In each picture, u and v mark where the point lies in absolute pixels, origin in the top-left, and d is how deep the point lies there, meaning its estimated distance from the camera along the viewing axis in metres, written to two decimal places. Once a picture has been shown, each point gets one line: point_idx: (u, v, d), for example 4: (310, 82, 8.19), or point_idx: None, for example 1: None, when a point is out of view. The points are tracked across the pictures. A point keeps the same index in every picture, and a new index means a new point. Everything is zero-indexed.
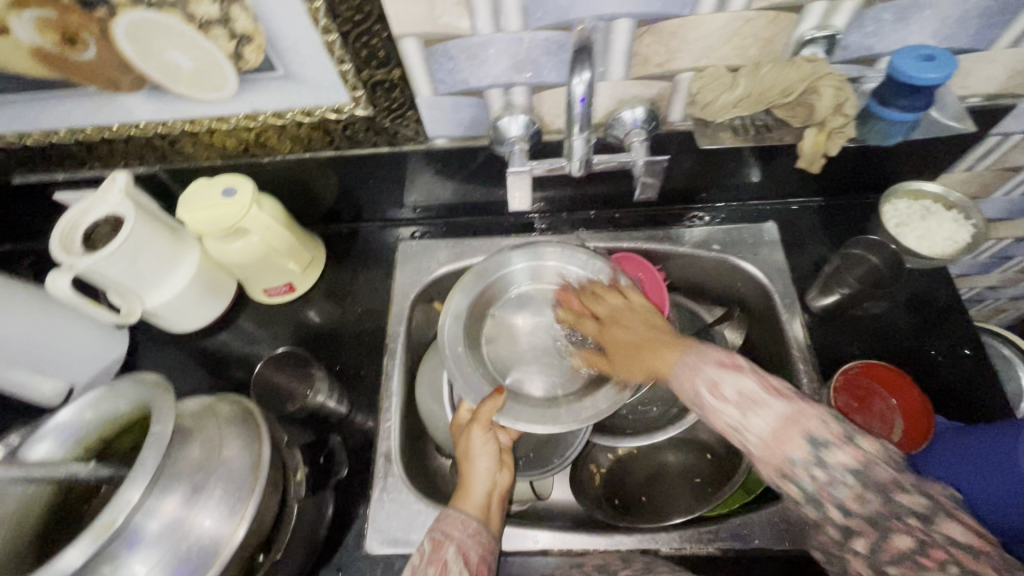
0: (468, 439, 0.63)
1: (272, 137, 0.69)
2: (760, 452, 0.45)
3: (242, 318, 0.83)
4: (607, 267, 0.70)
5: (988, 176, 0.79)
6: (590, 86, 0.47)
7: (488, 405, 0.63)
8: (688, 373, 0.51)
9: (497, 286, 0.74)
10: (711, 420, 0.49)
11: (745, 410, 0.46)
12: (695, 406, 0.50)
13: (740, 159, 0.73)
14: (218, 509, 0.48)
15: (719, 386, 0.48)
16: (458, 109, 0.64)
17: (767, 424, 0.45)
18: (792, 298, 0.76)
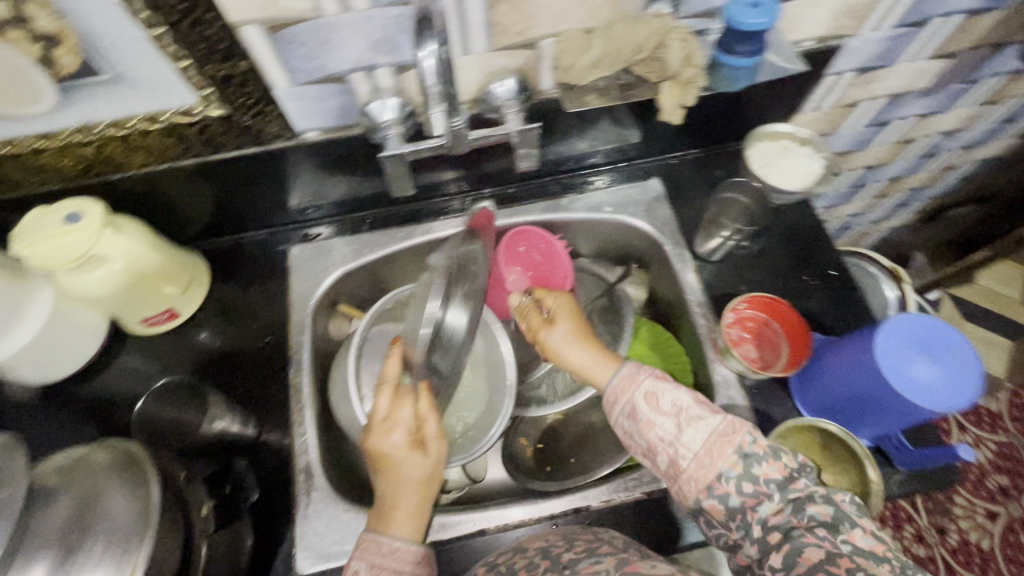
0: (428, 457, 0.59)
1: (117, 149, 0.62)
2: (694, 470, 0.52)
3: (121, 355, 0.75)
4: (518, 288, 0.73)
5: (833, 112, 0.88)
6: (440, 59, 0.46)
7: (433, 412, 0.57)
8: (626, 388, 0.57)
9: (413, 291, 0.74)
10: (644, 432, 0.55)
11: (679, 423, 0.53)
12: (631, 414, 0.56)
13: (617, 120, 0.75)
14: (104, 566, 0.43)
15: (656, 402, 0.55)
16: (322, 97, 0.61)
17: (699, 439, 0.52)
18: (682, 247, 0.80)
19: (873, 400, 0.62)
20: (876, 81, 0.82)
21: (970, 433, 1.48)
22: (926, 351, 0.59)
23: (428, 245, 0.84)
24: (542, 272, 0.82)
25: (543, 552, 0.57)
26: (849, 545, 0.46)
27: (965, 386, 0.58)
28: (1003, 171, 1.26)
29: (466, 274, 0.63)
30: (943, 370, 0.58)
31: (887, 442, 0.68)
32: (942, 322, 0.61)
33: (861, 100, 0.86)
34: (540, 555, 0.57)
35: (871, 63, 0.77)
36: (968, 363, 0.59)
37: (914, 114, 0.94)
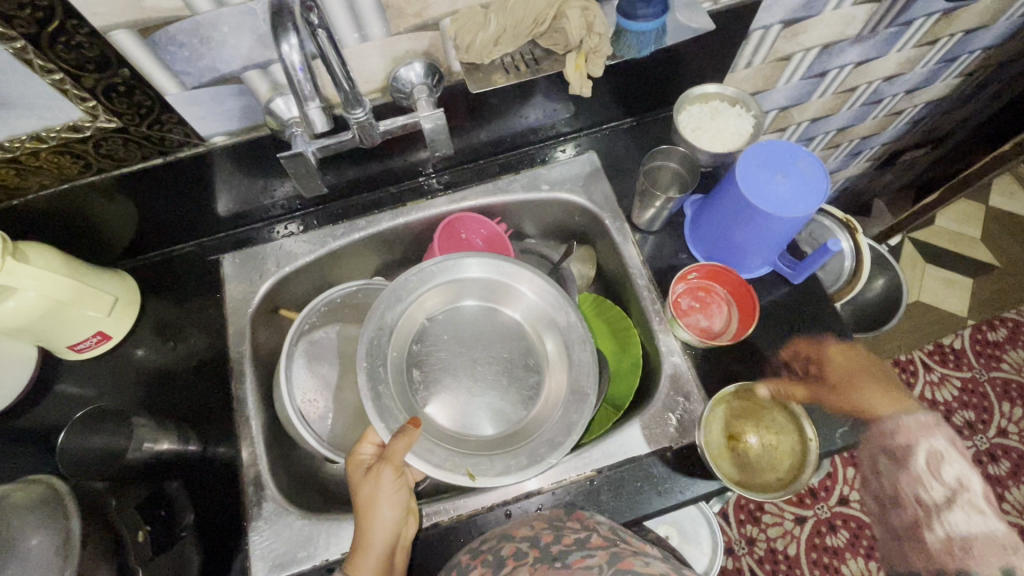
0: (375, 484, 0.61)
1: (10, 173, 0.59)
2: (938, 545, 0.53)
3: (54, 382, 0.73)
4: (561, 300, 0.71)
5: (767, 68, 0.86)
6: (305, 52, 0.45)
7: (400, 444, 0.61)
8: (913, 434, 0.63)
9: (447, 285, 0.72)
10: (903, 480, 0.60)
11: (949, 499, 0.55)
12: (897, 458, 0.63)
13: (542, 96, 0.73)
14: None
15: (939, 467, 0.58)
16: (220, 100, 0.58)
17: (966, 525, 0.53)
18: (621, 220, 0.79)
19: (746, 223, 0.66)
20: (804, 33, 0.81)
21: (936, 371, 1.51)
22: (780, 171, 0.64)
23: (366, 241, 0.82)
24: None
25: (530, 539, 0.58)
26: None
27: (817, 191, 0.63)
28: (950, 111, 1.26)
29: (395, 297, 0.70)
30: (798, 182, 0.63)
31: (782, 266, 0.74)
32: (787, 142, 0.66)
33: (793, 53, 0.85)
34: (527, 543, 0.58)
35: (795, 15, 0.76)
36: (811, 167, 0.64)
37: (850, 62, 0.93)
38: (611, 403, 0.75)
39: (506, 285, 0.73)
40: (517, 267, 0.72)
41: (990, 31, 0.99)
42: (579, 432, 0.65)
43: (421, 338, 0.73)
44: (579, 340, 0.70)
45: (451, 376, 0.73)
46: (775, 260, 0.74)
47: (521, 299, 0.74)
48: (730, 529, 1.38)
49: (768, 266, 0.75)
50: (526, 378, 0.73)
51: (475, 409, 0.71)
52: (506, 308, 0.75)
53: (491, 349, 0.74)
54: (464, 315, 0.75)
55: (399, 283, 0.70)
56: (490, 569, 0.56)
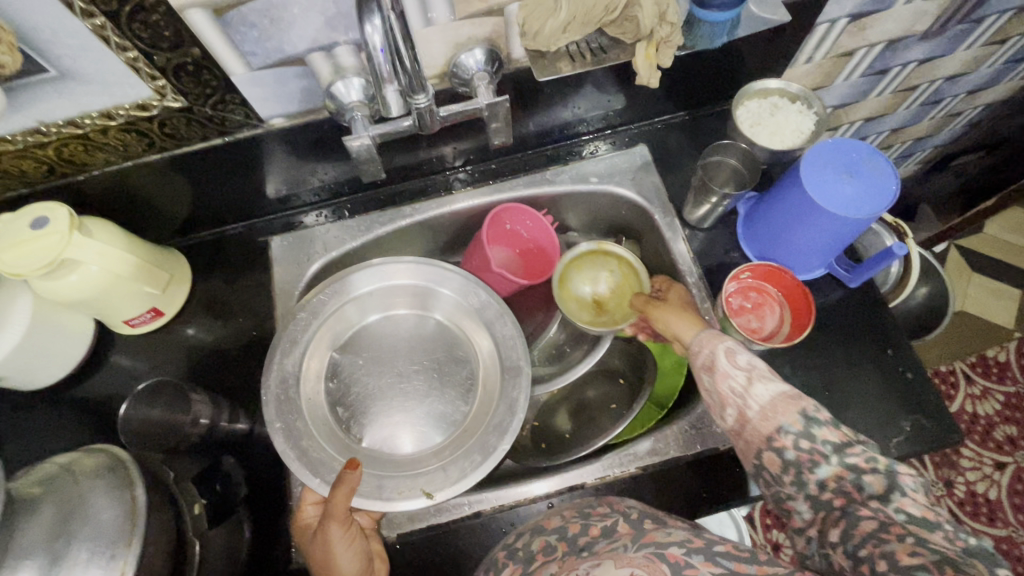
0: (325, 541, 0.57)
1: (78, 149, 0.60)
2: (758, 423, 0.51)
3: (108, 356, 0.75)
4: (469, 286, 0.73)
5: (828, 63, 0.84)
6: (386, 33, 0.45)
7: (342, 493, 0.56)
8: (705, 339, 0.57)
9: (341, 314, 0.73)
10: (717, 382, 0.54)
11: (750, 377, 0.53)
12: (708, 367, 0.56)
13: (598, 86, 0.72)
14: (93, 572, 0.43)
15: (733, 356, 0.55)
16: (283, 81, 0.58)
17: (769, 396, 0.51)
18: (671, 215, 0.78)
19: (805, 223, 0.65)
20: (870, 28, 0.78)
21: (978, 384, 1.48)
22: (845, 169, 0.62)
23: (412, 228, 0.82)
24: (532, 249, 0.82)
25: (560, 532, 0.57)
26: (903, 515, 0.44)
27: (884, 193, 0.61)
28: (1012, 114, 1.21)
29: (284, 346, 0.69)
30: (865, 183, 0.61)
31: (838, 269, 0.72)
32: (855, 141, 0.63)
33: (857, 48, 0.82)
34: (557, 535, 0.57)
35: (864, 8, 0.73)
36: (880, 168, 0.62)
37: (914, 59, 0.89)
38: (654, 399, 0.75)
39: (392, 288, 0.74)
40: (394, 266, 0.73)
41: None
42: (522, 410, 0.65)
43: (337, 372, 0.73)
44: (496, 316, 0.71)
45: (380, 400, 0.73)
46: (831, 263, 0.72)
47: (432, 297, 0.75)
48: (756, 534, 1.37)
49: (823, 269, 0.72)
50: (457, 371, 0.74)
51: (419, 421, 0.71)
52: (413, 314, 0.76)
53: (412, 364, 0.75)
54: (381, 340, 0.75)
55: (293, 324, 0.70)
56: (522, 565, 0.56)
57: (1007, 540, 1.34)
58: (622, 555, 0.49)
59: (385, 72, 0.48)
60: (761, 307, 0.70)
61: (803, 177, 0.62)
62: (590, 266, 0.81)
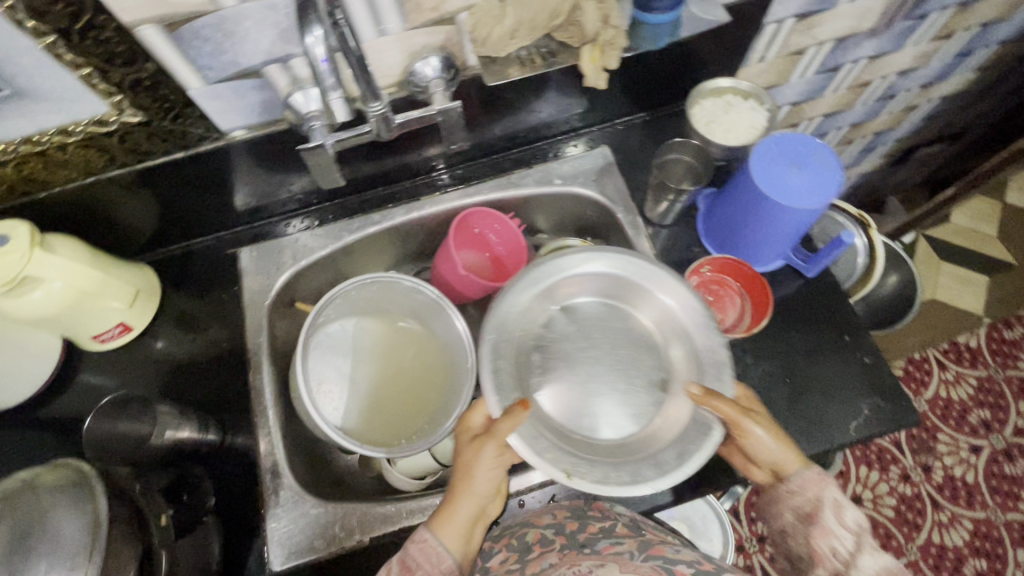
0: (475, 455, 0.56)
1: (39, 167, 0.61)
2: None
3: (77, 372, 0.75)
4: (700, 309, 0.60)
5: (781, 62, 0.86)
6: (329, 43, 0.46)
7: (507, 422, 0.54)
8: (812, 483, 0.54)
9: (593, 283, 0.64)
10: (816, 539, 0.51)
11: (858, 542, 0.50)
12: (807, 516, 0.53)
13: (557, 90, 0.74)
14: None
15: (842, 512, 0.52)
16: (242, 94, 0.59)
17: (876, 567, 0.47)
18: (634, 214, 0.80)
19: (760, 215, 0.66)
20: (818, 26, 0.81)
21: (950, 370, 1.50)
22: (795, 162, 0.64)
23: (380, 235, 0.83)
24: (501, 252, 0.82)
25: (555, 527, 0.60)
26: None
27: (830, 182, 0.63)
28: (967, 106, 1.25)
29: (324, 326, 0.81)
30: (812, 173, 0.63)
31: (796, 259, 0.74)
32: (802, 134, 0.66)
33: (808, 47, 0.85)
34: (552, 529, 0.60)
35: (810, 7, 0.76)
36: (826, 159, 0.64)
37: (865, 55, 0.93)
38: None
39: (626, 285, 0.63)
40: (641, 261, 0.62)
41: (1007, 25, 0.98)
42: (696, 464, 0.54)
43: (573, 317, 0.65)
44: (714, 364, 0.58)
45: (568, 378, 0.63)
46: (789, 254, 0.74)
47: (658, 306, 0.63)
48: (740, 527, 1.38)
49: (782, 259, 0.74)
50: (647, 368, 0.63)
51: (591, 414, 0.62)
52: (629, 312, 0.65)
53: (626, 344, 0.64)
54: (589, 310, 0.66)
55: (565, 262, 0.63)
56: (517, 553, 0.57)
57: (984, 521, 1.37)
58: (628, 560, 0.52)
59: (330, 81, 0.49)
60: (724, 297, 0.72)
61: (750, 171, 0.64)
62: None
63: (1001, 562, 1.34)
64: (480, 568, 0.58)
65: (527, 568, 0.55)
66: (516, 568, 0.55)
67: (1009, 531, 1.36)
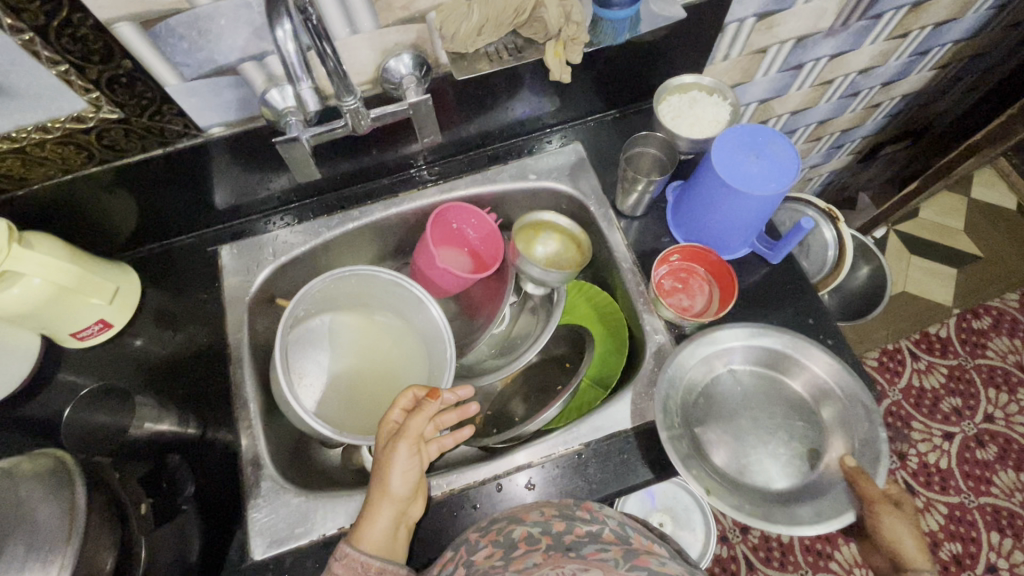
0: (391, 455, 0.62)
1: (17, 164, 0.62)
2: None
3: (54, 371, 0.75)
4: (856, 386, 0.66)
5: (745, 60, 0.90)
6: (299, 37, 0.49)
7: (416, 420, 0.64)
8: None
9: (740, 352, 0.71)
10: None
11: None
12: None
13: (529, 89, 0.76)
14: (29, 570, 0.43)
15: None
16: (218, 91, 0.61)
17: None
18: (606, 207, 0.82)
19: (721, 203, 0.69)
20: (778, 25, 0.84)
21: (923, 359, 1.54)
22: (753, 151, 0.67)
23: (359, 231, 0.85)
24: (478, 246, 0.86)
25: (542, 525, 0.60)
26: None
27: (786, 170, 0.66)
28: (927, 104, 1.30)
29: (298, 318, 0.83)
30: (769, 162, 0.66)
31: (759, 247, 0.77)
32: (760, 125, 0.69)
33: (769, 45, 0.88)
34: (538, 528, 0.60)
35: (768, 7, 0.80)
36: (783, 148, 0.67)
37: (825, 54, 0.97)
38: (595, 380, 0.79)
39: (792, 355, 0.69)
40: (795, 333, 0.69)
41: (960, 24, 1.03)
42: (837, 521, 0.60)
43: (739, 381, 0.71)
44: (864, 426, 0.64)
45: (719, 429, 0.69)
46: (754, 241, 0.77)
47: (808, 373, 0.69)
48: (723, 518, 1.40)
49: (747, 247, 0.78)
50: (794, 433, 0.68)
51: (748, 463, 0.67)
52: (786, 380, 0.71)
53: (780, 413, 0.69)
54: (757, 376, 0.71)
55: (740, 329, 0.70)
56: (502, 549, 0.57)
57: (959, 506, 1.40)
58: (613, 569, 0.54)
59: (298, 72, 0.51)
60: (691, 284, 0.76)
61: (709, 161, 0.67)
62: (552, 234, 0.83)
63: (976, 544, 1.37)
64: (465, 560, 0.58)
65: (510, 566, 0.55)
66: (500, 564, 0.55)
67: (983, 514, 1.40)
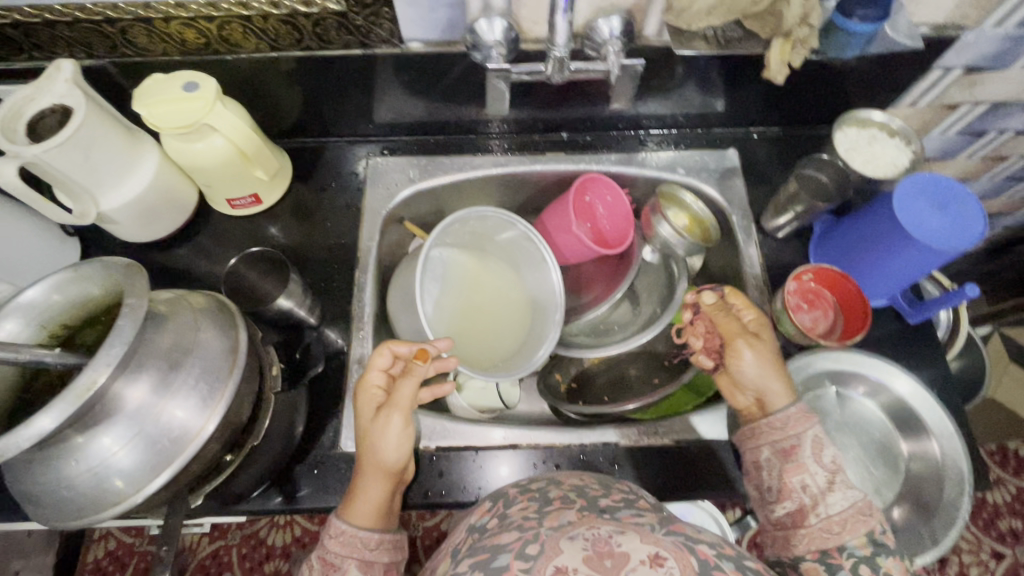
0: (383, 427, 0.60)
1: (237, 31, 0.65)
2: (819, 530, 0.54)
3: (200, 232, 0.80)
4: (960, 456, 0.63)
5: (930, 111, 0.86)
6: None
7: (406, 389, 0.61)
8: (796, 424, 0.57)
9: (857, 384, 0.69)
10: (789, 471, 0.56)
11: (829, 481, 0.55)
12: (786, 451, 0.56)
13: (712, 84, 0.75)
14: (190, 403, 0.47)
15: (819, 451, 0.56)
16: (435, 8, 0.63)
17: (842, 506, 0.54)
18: (748, 220, 0.81)
19: (886, 245, 0.67)
20: (983, 84, 0.80)
21: (992, 472, 1.46)
22: (936, 202, 0.65)
23: (497, 179, 0.86)
24: (602, 225, 0.81)
25: (578, 490, 0.55)
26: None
27: (970, 231, 0.63)
28: None
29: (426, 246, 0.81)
30: (954, 219, 0.64)
31: (901, 303, 0.74)
32: (951, 180, 0.66)
33: (962, 103, 0.84)
34: (575, 492, 0.55)
35: (982, 61, 0.75)
36: (971, 210, 0.64)
37: (1013, 127, 0.91)
38: (691, 387, 0.79)
39: (905, 405, 0.67)
40: (918, 385, 0.66)
41: None
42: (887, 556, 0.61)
43: (842, 405, 0.70)
44: (954, 493, 0.62)
45: None
46: (895, 295, 0.74)
47: (915, 428, 0.67)
48: None
49: (885, 299, 0.75)
50: (877, 472, 0.68)
51: None
52: (890, 424, 0.69)
53: (869, 450, 0.69)
54: (863, 412, 0.70)
55: (864, 359, 0.68)
56: (537, 504, 0.53)
57: None
58: (647, 531, 0.47)
59: (563, 4, 0.55)
60: (815, 306, 0.72)
61: (892, 199, 0.65)
62: (680, 205, 0.83)
63: None
64: (500, 512, 0.54)
65: (544, 519, 0.50)
66: (534, 518, 0.50)
67: None
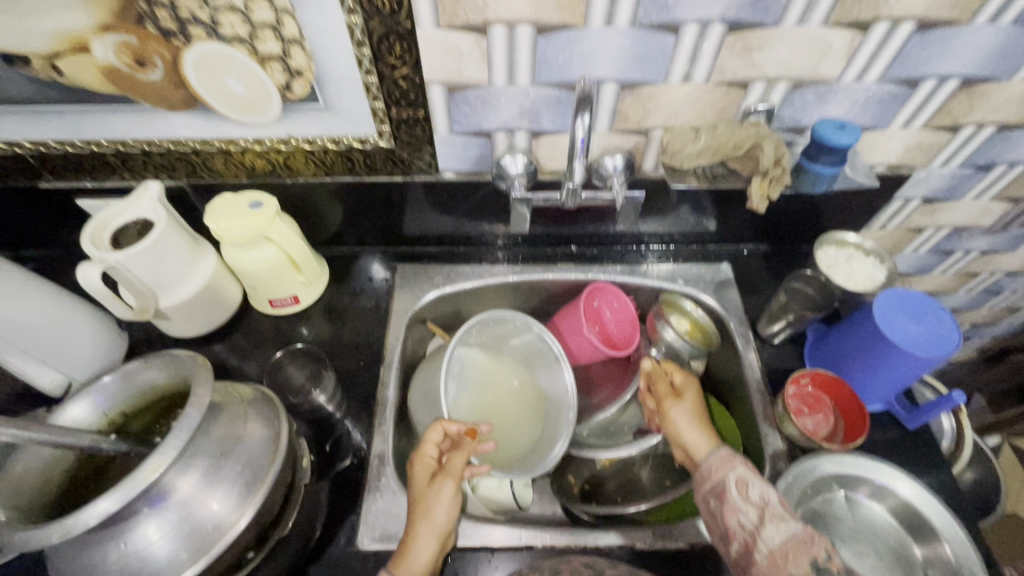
0: (437, 492, 0.65)
1: (300, 160, 0.78)
2: (766, 566, 0.54)
3: (239, 328, 0.87)
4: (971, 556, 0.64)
5: (899, 233, 0.96)
6: (588, 127, 0.63)
7: (459, 460, 0.68)
8: (720, 467, 0.62)
9: (863, 487, 0.71)
10: (726, 513, 0.59)
11: (762, 516, 0.57)
12: (719, 494, 0.60)
13: (703, 209, 0.86)
14: (227, 496, 0.50)
15: (746, 490, 0.59)
16: (468, 146, 0.77)
17: (781, 537, 0.55)
18: (745, 327, 0.87)
19: (874, 354, 0.73)
20: (941, 212, 0.91)
21: None
22: (912, 313, 0.72)
23: (513, 286, 0.94)
24: (609, 327, 0.85)
25: None
26: None
27: (947, 340, 0.70)
28: None
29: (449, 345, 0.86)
30: (931, 330, 0.71)
31: (897, 407, 0.79)
32: (921, 293, 0.74)
33: (926, 227, 0.95)
34: None
35: (937, 194, 0.87)
36: (944, 320, 0.71)
37: (977, 248, 1.01)
38: None
39: (912, 507, 0.68)
40: (921, 486, 0.68)
41: None
42: None
43: (851, 508, 0.71)
44: None
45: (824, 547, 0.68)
46: (891, 400, 0.78)
47: (926, 532, 0.67)
48: None
49: (882, 404, 0.79)
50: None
51: None
52: (901, 529, 0.69)
53: (885, 557, 0.68)
54: (872, 516, 0.71)
55: (868, 462, 0.70)
56: None
57: None
58: None
59: (579, 152, 0.65)
60: (815, 410, 0.76)
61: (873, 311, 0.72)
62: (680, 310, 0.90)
63: None
64: None
65: None
66: None
67: None
